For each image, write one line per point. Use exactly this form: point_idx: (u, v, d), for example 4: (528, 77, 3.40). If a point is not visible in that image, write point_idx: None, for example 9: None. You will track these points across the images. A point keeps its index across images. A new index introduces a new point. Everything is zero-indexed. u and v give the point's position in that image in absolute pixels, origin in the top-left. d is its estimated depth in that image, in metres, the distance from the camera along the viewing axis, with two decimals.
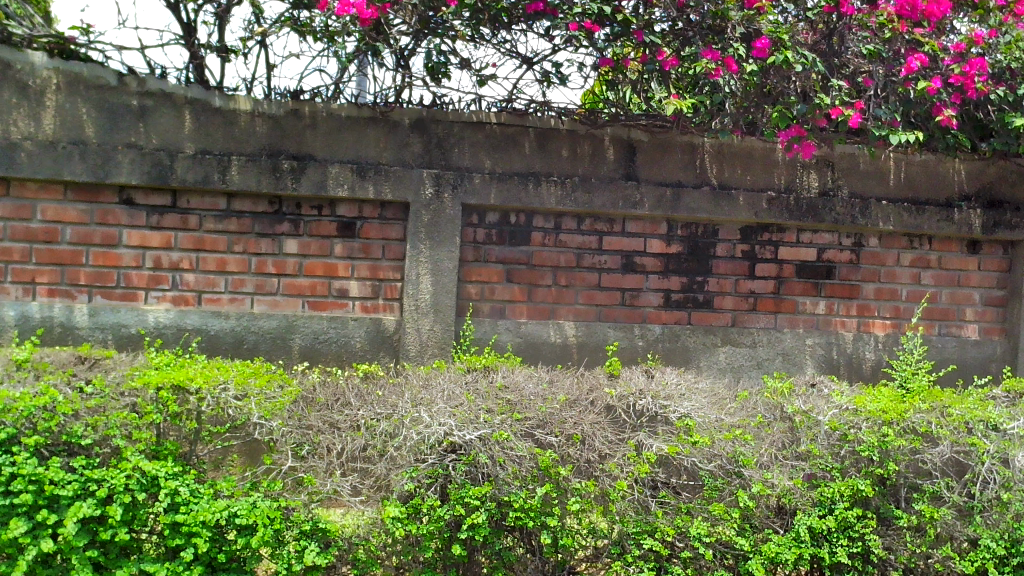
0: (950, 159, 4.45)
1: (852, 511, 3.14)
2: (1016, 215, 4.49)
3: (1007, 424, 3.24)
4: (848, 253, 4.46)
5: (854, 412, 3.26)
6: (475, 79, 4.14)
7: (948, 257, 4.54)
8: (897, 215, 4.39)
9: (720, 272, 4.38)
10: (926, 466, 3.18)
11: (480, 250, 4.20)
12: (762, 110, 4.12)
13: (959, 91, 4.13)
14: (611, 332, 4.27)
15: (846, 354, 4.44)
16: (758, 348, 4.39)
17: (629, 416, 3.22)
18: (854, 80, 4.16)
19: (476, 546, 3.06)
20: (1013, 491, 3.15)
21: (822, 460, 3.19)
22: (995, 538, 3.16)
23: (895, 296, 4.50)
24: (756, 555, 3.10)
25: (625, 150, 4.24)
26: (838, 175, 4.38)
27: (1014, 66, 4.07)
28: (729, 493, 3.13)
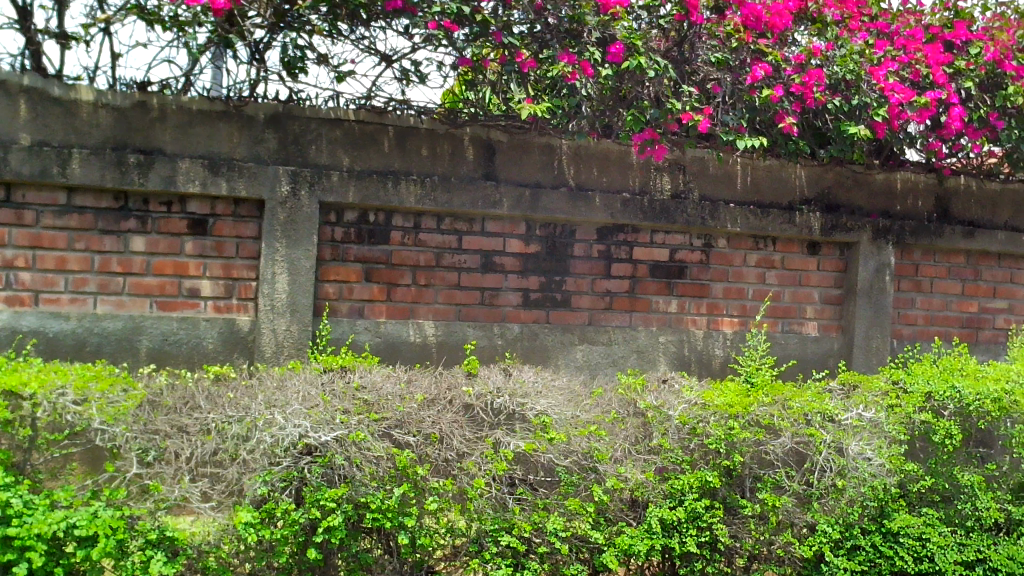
0: (792, 164, 4.68)
1: (701, 501, 3.26)
2: (851, 218, 4.75)
3: (842, 415, 3.41)
4: (699, 254, 4.62)
5: (703, 406, 3.37)
6: (333, 75, 4.07)
7: (791, 257, 4.77)
8: (744, 217, 4.58)
9: (578, 272, 4.46)
10: (768, 456, 3.34)
11: (339, 250, 4.14)
12: (618, 113, 4.25)
13: (800, 100, 4.33)
14: (470, 331, 4.28)
15: (697, 351, 4.60)
16: (614, 346, 4.49)
17: (487, 415, 3.22)
18: (704, 86, 4.32)
19: (332, 549, 3.01)
20: (847, 479, 3.35)
21: (672, 454, 3.29)
22: (830, 523, 3.38)
23: (742, 295, 4.70)
24: (610, 548, 3.19)
25: (485, 150, 4.26)
26: (689, 179, 4.55)
27: (848, 77, 4.32)
28: (585, 488, 3.18)
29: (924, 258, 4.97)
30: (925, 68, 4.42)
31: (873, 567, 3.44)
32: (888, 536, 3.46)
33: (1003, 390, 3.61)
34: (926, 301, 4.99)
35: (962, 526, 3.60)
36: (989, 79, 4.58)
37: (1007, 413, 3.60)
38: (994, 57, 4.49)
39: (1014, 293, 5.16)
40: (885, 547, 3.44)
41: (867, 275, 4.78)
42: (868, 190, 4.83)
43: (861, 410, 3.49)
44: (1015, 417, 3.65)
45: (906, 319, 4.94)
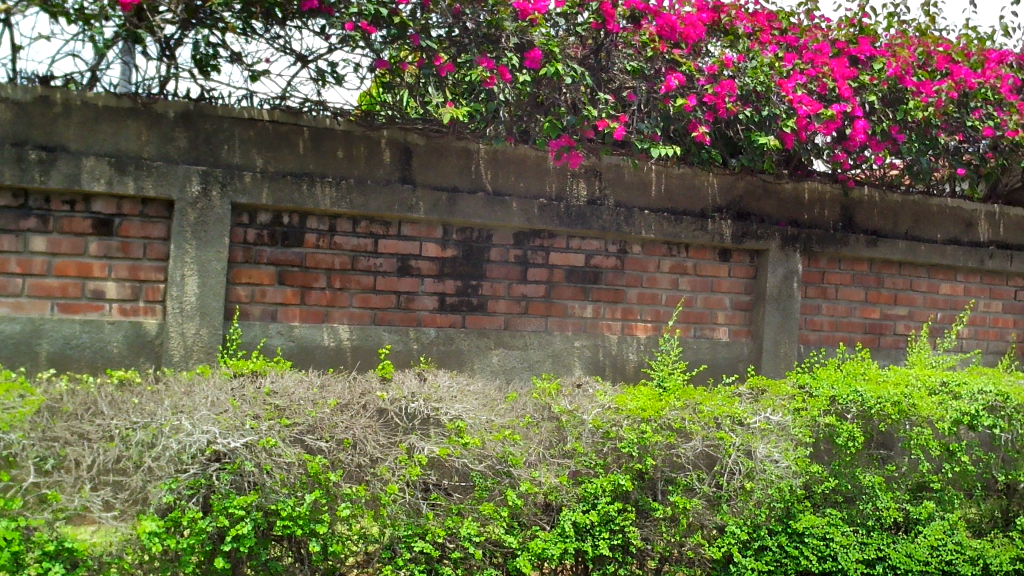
0: (704, 173, 4.78)
1: (613, 505, 3.30)
2: (760, 226, 4.87)
3: (750, 419, 3.49)
4: (614, 259, 4.67)
5: (615, 410, 3.40)
6: (247, 74, 4.00)
7: (703, 264, 4.86)
8: (658, 223, 4.65)
9: (494, 276, 4.46)
10: (679, 459, 3.40)
11: (251, 252, 4.06)
12: (535, 119, 4.26)
13: (712, 110, 4.43)
14: (385, 335, 4.25)
15: (611, 356, 4.65)
16: (530, 350, 4.51)
17: (401, 419, 3.20)
18: (620, 94, 4.36)
19: (241, 557, 2.95)
20: (755, 480, 3.43)
21: (586, 458, 3.31)
22: (739, 524, 3.46)
23: (656, 300, 4.76)
24: (524, 552, 3.20)
25: (401, 153, 4.23)
26: (604, 185, 4.60)
27: (759, 89, 4.43)
28: (498, 492, 3.18)
29: (830, 266, 5.12)
30: (832, 82, 4.56)
31: (779, 567, 3.55)
32: (793, 536, 3.57)
33: (902, 394, 3.73)
34: (832, 308, 5.14)
35: (863, 525, 3.72)
36: (892, 93, 4.78)
37: (906, 415, 3.72)
38: (895, 72, 4.70)
39: (913, 300, 5.34)
40: (791, 547, 3.55)
41: (776, 281, 4.90)
42: (777, 199, 4.95)
43: (769, 413, 3.58)
44: (914, 420, 3.76)
45: (812, 325, 5.08)
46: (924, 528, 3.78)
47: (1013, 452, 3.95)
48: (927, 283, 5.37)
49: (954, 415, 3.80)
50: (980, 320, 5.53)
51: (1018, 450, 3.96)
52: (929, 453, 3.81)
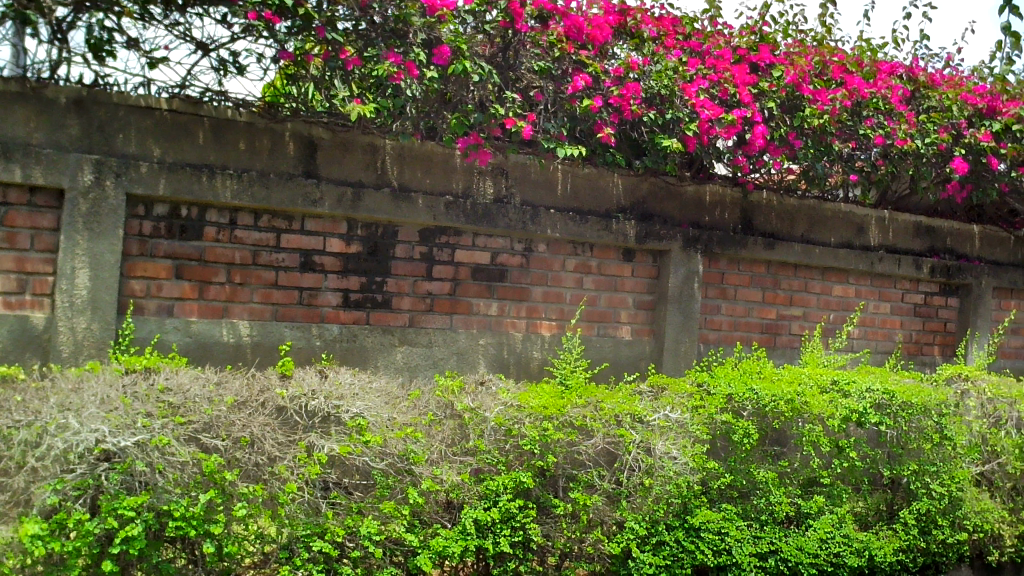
0: (609, 173, 4.84)
1: (514, 502, 3.31)
2: (663, 227, 4.95)
3: (650, 415, 3.55)
4: (519, 258, 4.69)
5: (518, 408, 3.41)
6: (144, 61, 3.87)
7: (607, 263, 4.91)
8: (564, 222, 4.69)
9: (399, 273, 4.43)
10: (581, 456, 3.44)
11: (147, 244, 3.94)
12: (442, 116, 4.25)
13: (617, 112, 4.50)
14: (287, 332, 4.17)
15: (516, 354, 4.67)
16: (434, 348, 4.49)
17: (300, 417, 3.13)
18: (527, 93, 4.40)
19: (131, 559, 2.85)
20: (654, 477, 3.48)
21: (489, 455, 3.32)
22: (637, 520, 3.51)
23: (560, 299, 4.80)
24: (424, 550, 3.18)
25: (305, 147, 4.16)
26: (511, 184, 4.61)
27: (663, 92, 4.52)
28: (400, 491, 3.18)
29: (729, 267, 5.25)
30: (733, 87, 4.69)
31: (675, 562, 3.59)
32: (690, 530, 3.63)
33: (794, 391, 3.87)
34: (730, 308, 5.27)
35: (757, 519, 3.83)
36: (790, 100, 4.95)
37: (798, 413, 3.86)
38: (793, 80, 4.85)
39: (808, 301, 5.52)
40: (688, 542, 3.60)
41: (677, 282, 4.99)
42: (679, 201, 5.05)
43: (668, 411, 3.64)
44: (806, 417, 3.89)
45: (712, 324, 5.20)
46: (814, 521, 3.91)
47: (897, 448, 4.13)
48: (821, 285, 5.55)
49: (844, 412, 3.95)
50: (870, 320, 5.76)
51: (902, 446, 4.13)
52: (820, 449, 3.95)
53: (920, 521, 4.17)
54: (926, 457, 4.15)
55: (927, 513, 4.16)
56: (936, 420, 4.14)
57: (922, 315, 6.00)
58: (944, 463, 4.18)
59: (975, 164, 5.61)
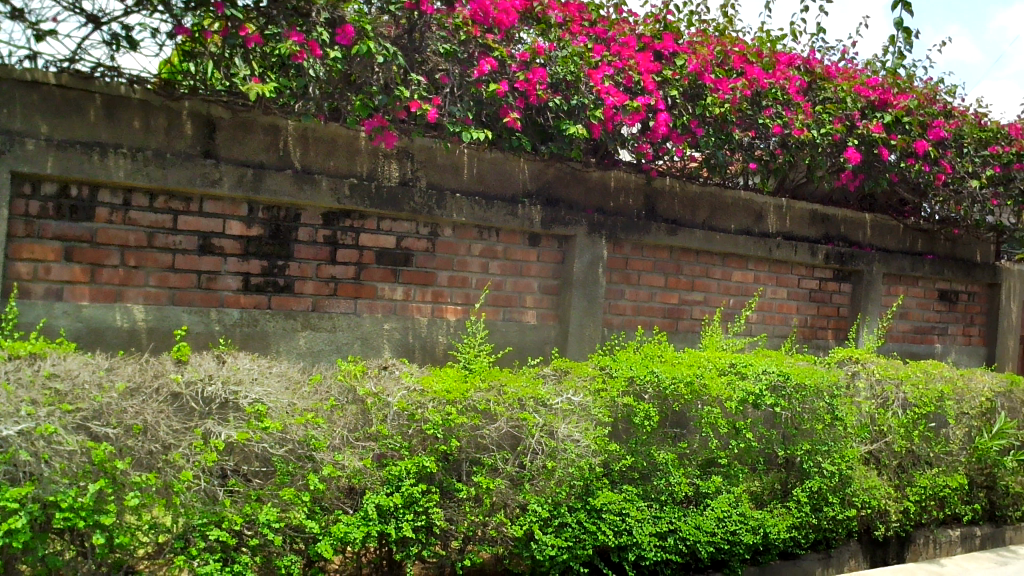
0: (515, 158, 4.85)
1: (417, 487, 3.30)
2: (569, 212, 4.98)
3: (552, 399, 3.60)
4: (424, 242, 4.65)
5: (421, 392, 3.40)
6: (30, 33, 3.70)
7: (512, 248, 4.91)
8: (470, 207, 4.67)
9: (302, 257, 4.35)
10: (484, 440, 3.45)
11: (34, 225, 3.77)
12: (346, 97, 4.19)
13: (523, 97, 4.53)
14: (185, 316, 4.07)
15: (421, 338, 4.66)
16: (338, 332, 4.44)
17: (196, 403, 3.05)
18: (432, 76, 4.38)
19: (15, 553, 2.75)
20: (557, 460, 3.52)
21: (390, 440, 3.31)
22: (540, 502, 3.52)
23: (466, 284, 4.78)
24: (324, 537, 3.15)
25: (204, 126, 4.05)
26: (417, 167, 4.57)
27: (568, 78, 4.58)
28: (300, 477, 3.12)
29: (633, 253, 5.32)
30: (637, 75, 4.78)
31: (577, 543, 3.61)
32: (591, 512, 3.66)
33: (694, 374, 3.94)
34: (634, 293, 5.34)
35: (657, 500, 3.89)
36: (692, 89, 5.06)
37: (698, 395, 3.93)
38: (695, 68, 4.98)
39: (708, 287, 5.64)
40: (589, 523, 3.63)
41: (582, 267, 5.02)
42: (584, 186, 5.09)
43: (570, 394, 3.69)
44: (705, 399, 3.98)
45: (615, 309, 5.27)
46: (712, 501, 4.01)
47: (791, 429, 4.27)
48: (721, 271, 5.68)
49: (741, 395, 4.07)
50: (768, 306, 5.92)
51: (795, 427, 4.28)
52: (718, 430, 4.05)
53: (813, 498, 4.32)
54: (818, 436, 4.32)
55: (819, 490, 4.32)
56: (829, 401, 4.33)
57: (817, 301, 6.19)
58: (835, 443, 4.37)
59: (867, 154, 5.84)
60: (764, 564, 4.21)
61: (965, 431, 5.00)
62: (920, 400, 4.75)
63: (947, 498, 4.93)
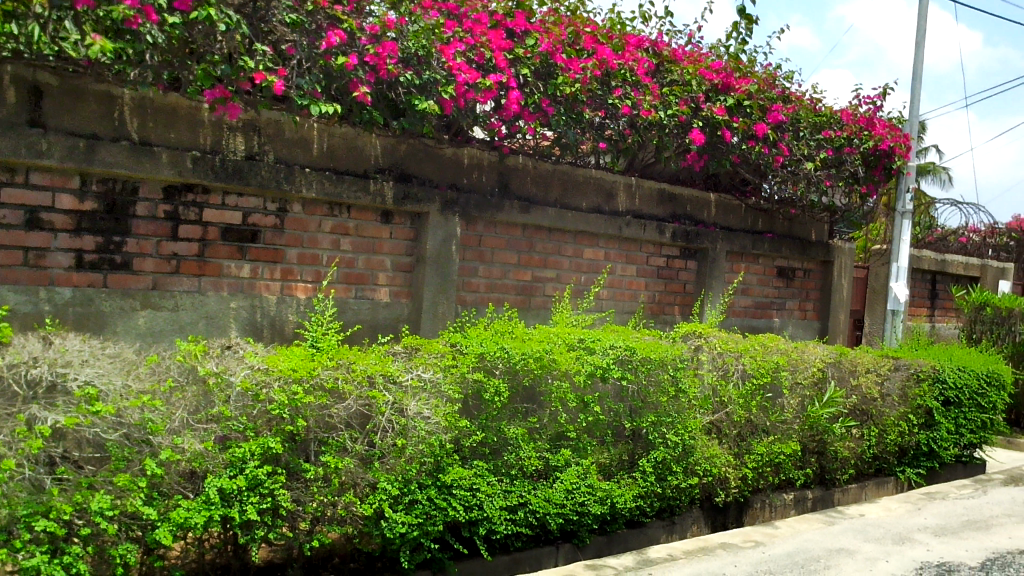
0: (367, 134, 4.78)
1: (262, 468, 3.20)
2: (421, 189, 4.94)
3: (402, 376, 3.59)
4: (273, 218, 4.52)
5: (265, 371, 3.32)
6: None
7: (364, 225, 4.83)
8: (320, 182, 4.56)
9: (140, 233, 4.15)
10: (332, 419, 3.42)
11: None
12: (187, 67, 4.05)
13: (373, 71, 4.47)
14: (10, 295, 3.82)
15: (269, 317, 4.54)
16: (181, 312, 4.27)
17: (20, 387, 2.89)
18: (279, 47, 4.30)
19: None
20: (407, 437, 3.51)
21: (233, 422, 3.22)
22: (390, 480, 3.48)
23: (316, 261, 4.68)
24: (163, 523, 3.00)
25: (29, 92, 3.81)
26: (264, 141, 4.44)
27: (420, 53, 4.58)
28: (137, 462, 2.99)
29: (486, 230, 5.32)
30: (489, 52, 4.81)
31: (427, 520, 3.58)
32: (442, 488, 3.63)
33: (543, 349, 4.01)
34: (487, 270, 5.36)
35: (508, 474, 3.92)
36: (544, 68, 5.17)
37: (547, 369, 4.01)
38: (547, 48, 5.08)
39: (560, 264, 5.71)
40: (440, 499, 3.60)
41: (435, 244, 5.00)
42: (436, 163, 5.07)
43: (420, 371, 3.69)
44: (554, 373, 4.06)
45: (469, 286, 5.28)
46: (561, 473, 4.09)
47: (638, 402, 4.40)
48: (573, 248, 5.75)
49: (589, 368, 4.17)
50: (617, 282, 6.06)
51: (642, 400, 4.41)
52: (567, 405, 4.13)
53: (657, 468, 4.47)
54: (663, 408, 4.47)
55: (663, 461, 4.48)
56: (672, 373, 4.47)
57: (665, 278, 6.37)
58: (679, 414, 4.53)
59: (710, 136, 6.10)
60: (612, 533, 4.35)
61: (799, 401, 5.29)
62: (758, 371, 5.00)
63: (781, 464, 5.18)
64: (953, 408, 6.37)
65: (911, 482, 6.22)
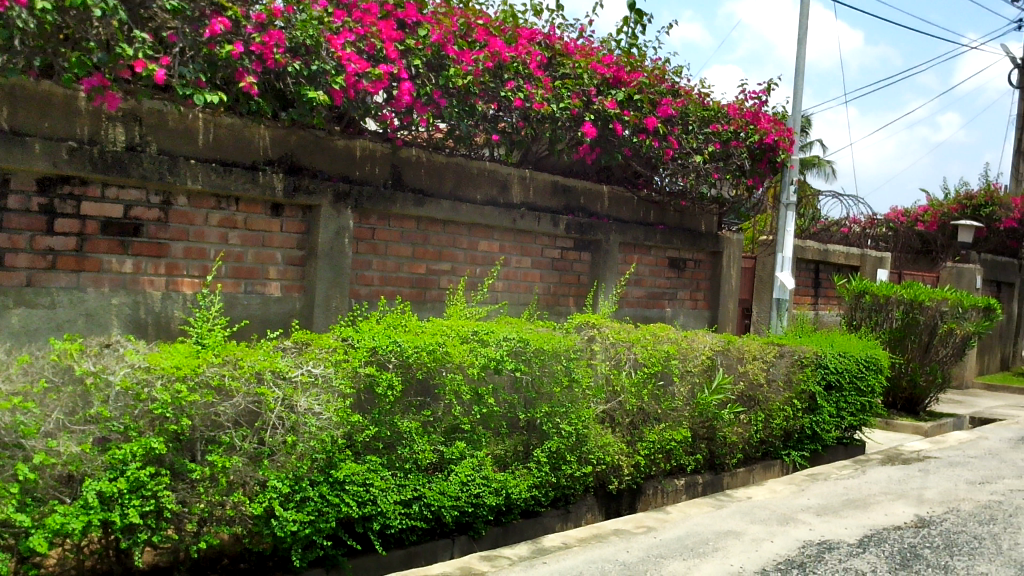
0: (255, 124, 4.68)
1: (144, 470, 3.10)
2: (312, 181, 4.86)
3: (291, 371, 3.53)
4: (156, 211, 4.38)
5: (147, 369, 3.22)
6: None
7: (253, 218, 4.73)
8: (206, 174, 4.44)
9: (13, 227, 3.96)
10: (219, 417, 3.33)
11: None
12: (62, 54, 3.92)
13: (260, 61, 4.39)
14: None
15: (154, 313, 4.39)
16: (58, 309, 4.09)
17: None
18: (160, 34, 4.19)
19: None
20: (298, 434, 3.47)
21: (112, 423, 3.11)
22: (280, 478, 3.43)
23: (203, 255, 4.55)
24: (38, 529, 2.89)
25: None
26: (145, 131, 4.30)
27: (308, 42, 4.48)
28: (8, 468, 2.92)
29: (380, 223, 5.27)
30: (379, 43, 4.78)
31: (320, 517, 3.52)
32: (334, 485, 3.59)
33: (437, 342, 4.00)
34: (381, 263, 5.31)
35: (402, 468, 3.89)
36: (436, 60, 5.13)
37: (440, 362, 4.00)
38: (438, 39, 5.06)
39: (455, 257, 5.69)
40: (332, 496, 3.55)
41: (327, 237, 4.93)
42: (328, 154, 4.98)
43: (311, 366, 3.63)
44: (448, 366, 4.06)
45: (363, 280, 5.22)
46: (456, 466, 4.09)
47: (532, 393, 4.45)
48: (467, 241, 5.74)
49: (483, 360, 4.19)
50: (512, 274, 6.10)
51: (536, 391, 4.46)
52: (461, 397, 4.12)
53: (551, 458, 4.52)
54: (557, 399, 4.53)
55: (557, 450, 4.52)
56: (565, 364, 4.54)
57: (560, 269, 6.43)
58: (573, 403, 4.60)
59: (602, 129, 6.18)
60: (507, 524, 4.39)
61: (689, 388, 5.43)
62: (649, 360, 5.11)
63: (673, 451, 5.32)
64: (834, 392, 6.65)
65: (796, 464, 6.44)
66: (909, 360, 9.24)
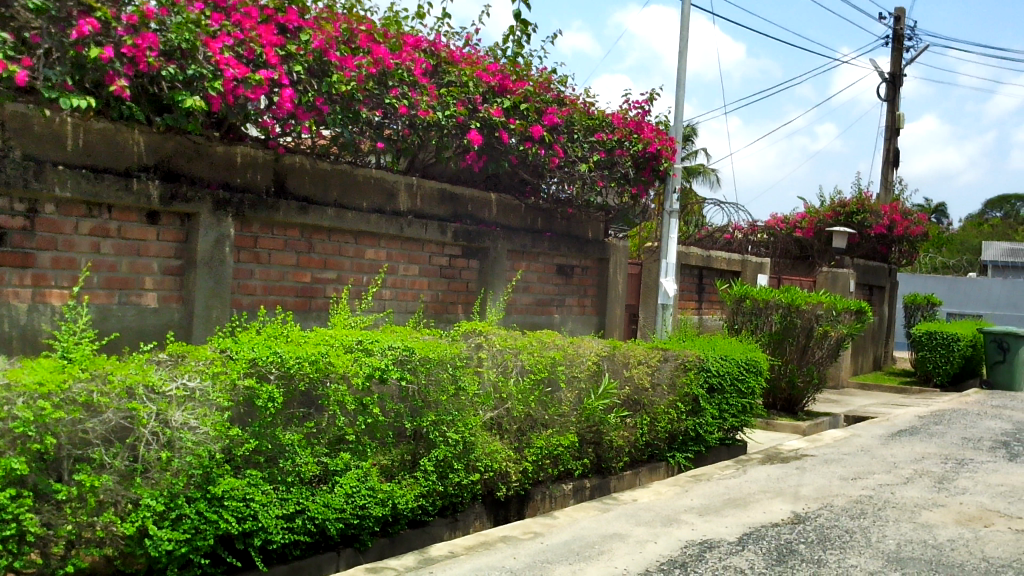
0: (128, 130, 4.52)
1: (5, 492, 2.94)
2: (190, 188, 4.73)
3: (165, 386, 3.41)
4: (21, 219, 4.16)
5: (7, 387, 3.05)
6: None
7: (128, 226, 4.56)
8: (74, 181, 4.27)
9: None
10: (88, 435, 3.19)
11: None
12: None
13: (132, 64, 4.23)
14: None
15: (20, 327, 4.18)
16: None
17: None
18: (22, 35, 4.07)
19: None
20: (173, 450, 3.37)
21: None
22: (154, 496, 3.30)
23: (73, 265, 4.36)
24: None
25: None
26: (8, 135, 4.08)
27: (184, 46, 4.40)
28: None
29: (262, 232, 5.16)
30: (259, 47, 4.68)
31: (197, 534, 3.41)
32: (212, 501, 3.48)
33: (319, 353, 3.94)
34: (264, 272, 5.20)
35: (284, 482, 3.81)
36: (318, 65, 5.08)
37: (323, 372, 3.93)
38: (320, 45, 5.01)
39: (341, 265, 5.61)
40: (210, 513, 3.44)
41: (206, 246, 4.81)
42: (207, 161, 4.85)
43: (186, 379, 3.52)
44: (331, 377, 3.99)
45: (245, 289, 5.10)
46: (340, 477, 4.02)
47: (418, 402, 4.42)
48: (353, 249, 5.67)
49: (367, 370, 4.12)
50: (400, 282, 6.05)
51: (421, 400, 4.43)
52: (345, 408, 4.07)
53: (439, 466, 4.50)
54: (443, 407, 4.52)
55: (444, 459, 4.51)
56: (451, 371, 4.55)
57: (447, 276, 6.42)
58: (459, 411, 4.60)
59: (489, 137, 6.22)
60: (393, 535, 4.34)
61: (575, 394, 5.51)
62: (535, 366, 5.17)
63: (560, 456, 5.37)
64: (716, 394, 6.83)
65: (681, 465, 6.59)
66: (787, 362, 9.58)
